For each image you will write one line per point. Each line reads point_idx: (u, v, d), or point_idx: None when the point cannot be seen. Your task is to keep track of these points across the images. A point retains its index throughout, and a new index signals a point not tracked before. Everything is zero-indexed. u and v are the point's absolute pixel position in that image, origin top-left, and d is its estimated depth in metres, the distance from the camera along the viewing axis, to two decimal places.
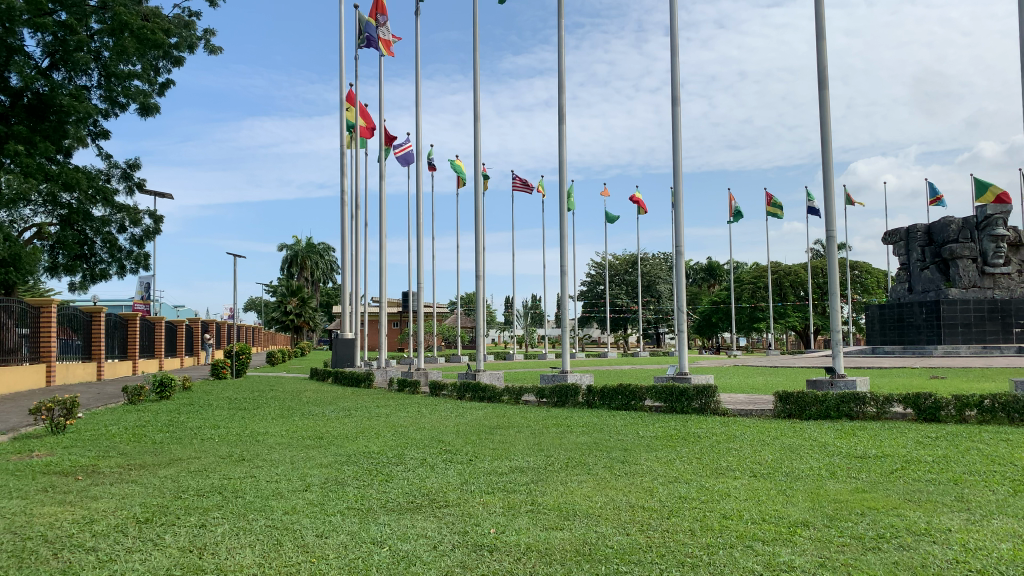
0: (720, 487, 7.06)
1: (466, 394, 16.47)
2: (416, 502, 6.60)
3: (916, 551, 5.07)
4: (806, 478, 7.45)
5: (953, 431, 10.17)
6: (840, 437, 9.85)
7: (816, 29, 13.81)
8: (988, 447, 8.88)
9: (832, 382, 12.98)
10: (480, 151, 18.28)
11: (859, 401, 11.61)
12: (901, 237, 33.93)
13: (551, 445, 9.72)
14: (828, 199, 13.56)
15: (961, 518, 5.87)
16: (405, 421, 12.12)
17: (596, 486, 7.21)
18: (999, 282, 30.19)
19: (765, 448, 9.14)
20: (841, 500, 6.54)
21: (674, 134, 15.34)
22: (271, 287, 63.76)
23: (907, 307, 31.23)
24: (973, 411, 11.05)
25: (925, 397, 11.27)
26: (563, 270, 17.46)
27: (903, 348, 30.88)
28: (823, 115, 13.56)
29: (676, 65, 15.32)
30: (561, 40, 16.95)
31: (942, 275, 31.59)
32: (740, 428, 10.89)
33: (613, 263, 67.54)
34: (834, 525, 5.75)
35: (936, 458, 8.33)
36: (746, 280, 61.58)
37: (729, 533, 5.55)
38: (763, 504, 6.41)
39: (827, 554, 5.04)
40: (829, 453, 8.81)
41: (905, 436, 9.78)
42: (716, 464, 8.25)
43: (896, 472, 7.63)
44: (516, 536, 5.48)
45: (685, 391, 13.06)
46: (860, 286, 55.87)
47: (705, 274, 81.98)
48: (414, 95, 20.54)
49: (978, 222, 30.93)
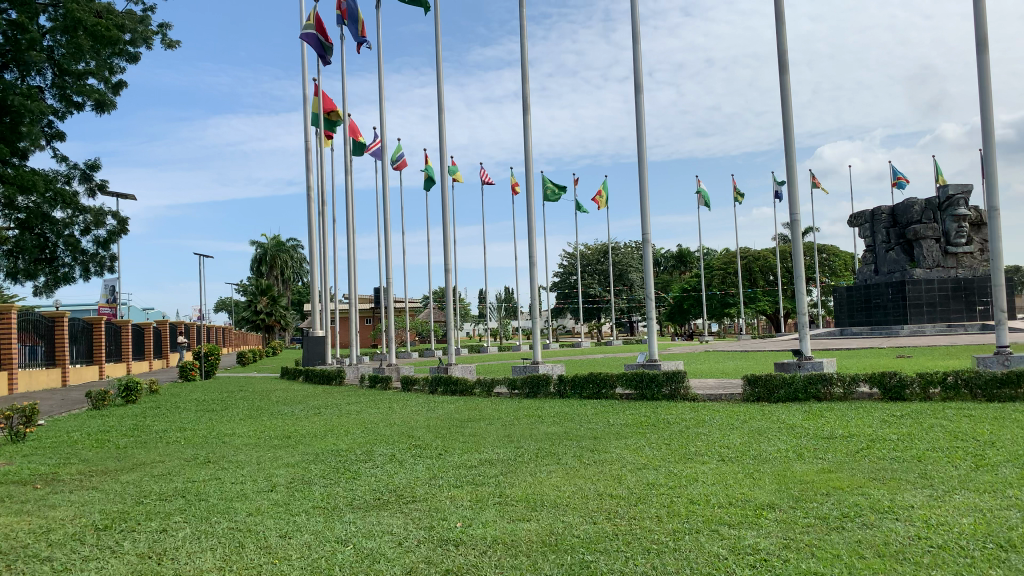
0: (688, 472, 7.09)
1: (438, 389, 16.41)
2: (383, 498, 6.54)
3: (879, 529, 5.10)
4: (773, 460, 7.50)
5: (917, 408, 10.31)
6: (807, 418, 9.95)
7: (775, 15, 13.88)
8: (951, 423, 9.02)
9: (799, 364, 13.05)
10: (446, 144, 18.16)
11: (826, 381, 11.73)
12: (867, 219, 34.35)
13: (522, 436, 9.71)
14: (791, 183, 13.64)
15: (924, 495, 5.93)
16: (375, 417, 12.05)
17: (564, 476, 7.21)
18: (962, 261, 30.33)
19: (733, 432, 9.21)
20: (807, 480, 6.58)
21: (639, 123, 15.33)
22: (241, 287, 62.96)
23: (875, 288, 31.71)
24: (937, 389, 11.21)
25: (890, 376, 11.40)
26: (532, 261, 17.46)
27: (870, 329, 31.27)
28: (785, 101, 13.62)
29: (638, 53, 15.31)
30: (523, 30, 16.90)
31: (907, 256, 31.98)
32: (708, 412, 10.94)
33: (585, 253, 67.64)
34: (800, 506, 5.77)
35: (901, 436, 8.42)
36: (716, 266, 62.02)
37: (696, 518, 5.54)
38: (731, 487, 6.43)
39: (791, 535, 5.06)
40: (796, 434, 8.88)
41: (871, 415, 9.89)
42: (684, 449, 8.29)
43: (862, 452, 7.71)
44: (482, 529, 5.43)
45: (655, 377, 13.10)
46: (828, 269, 56.57)
47: (676, 262, 82.82)
48: (378, 89, 20.34)
49: (941, 202, 31.31)
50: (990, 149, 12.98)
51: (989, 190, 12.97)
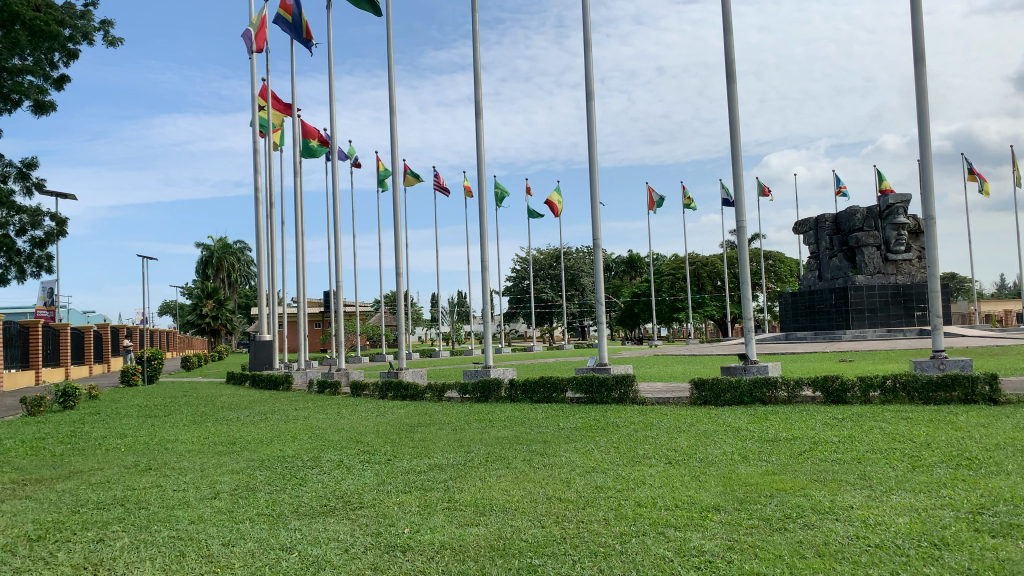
0: (636, 475, 7.16)
1: (388, 394, 16.28)
2: (330, 505, 6.45)
3: (820, 529, 5.22)
4: (719, 463, 7.62)
5: (858, 411, 10.58)
6: (752, 421, 10.13)
7: (724, 26, 14.14)
8: (890, 425, 9.27)
9: (745, 368, 13.28)
10: (397, 147, 18.06)
11: (770, 385, 11.96)
12: (811, 227, 35.15)
13: (472, 441, 9.68)
14: (738, 191, 13.89)
15: (864, 495, 6.09)
16: (323, 423, 11.90)
17: (514, 480, 7.22)
18: (901, 268, 31.52)
19: (680, 435, 9.34)
20: (751, 482, 6.70)
21: (590, 129, 15.46)
22: (187, 290, 61.61)
23: (818, 294, 32.46)
24: (876, 392, 11.51)
25: (832, 380, 11.69)
26: (484, 265, 17.46)
27: (814, 334, 31.99)
28: (732, 111, 13.88)
29: (589, 60, 15.44)
30: (476, 34, 16.91)
31: (849, 263, 32.82)
32: (657, 415, 11.07)
33: (537, 257, 67.91)
34: (744, 507, 5.87)
35: (842, 438, 8.64)
36: (666, 271, 62.86)
37: (643, 521, 5.60)
38: (677, 490, 6.52)
39: (734, 536, 5.15)
40: (741, 437, 9.05)
41: (814, 418, 10.11)
42: (633, 452, 8.38)
43: (804, 454, 7.88)
44: (430, 535, 5.39)
45: (605, 381, 13.20)
46: (774, 275, 57.84)
47: (626, 267, 83.70)
48: (329, 90, 20.14)
49: (881, 211, 32.32)
50: (926, 160, 13.41)
51: (926, 199, 13.39)
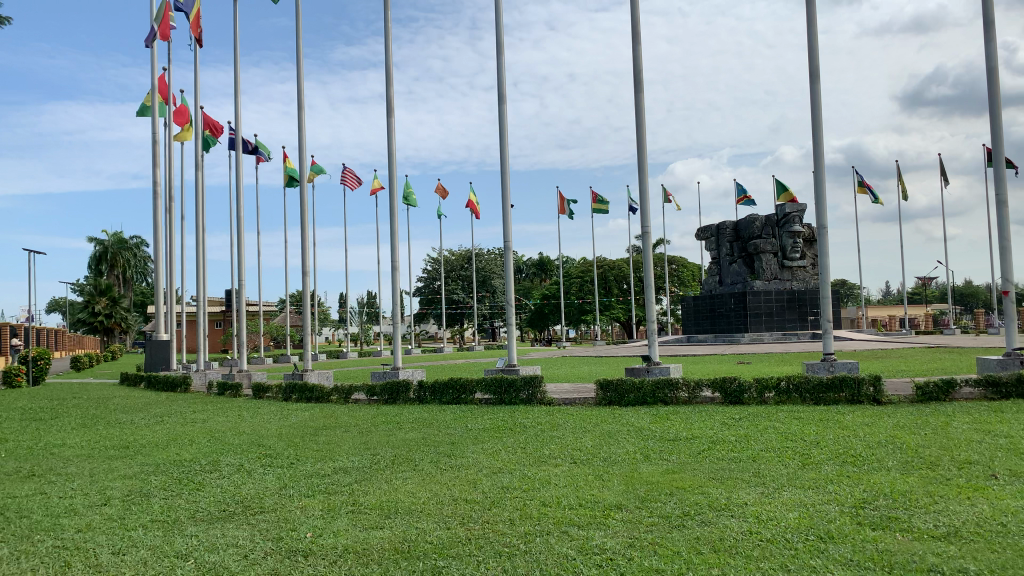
0: (541, 475, 7.24)
1: (292, 395, 15.90)
2: (229, 510, 6.27)
3: (715, 526, 5.42)
4: (622, 462, 7.79)
5: (754, 412, 11.00)
6: (654, 421, 10.40)
7: (633, 36, 14.46)
8: (783, 425, 9.70)
9: (648, 369, 13.63)
10: (305, 144, 17.69)
11: (673, 386, 12.32)
12: (713, 233, 36.34)
13: (378, 443, 9.58)
14: (645, 197, 14.24)
15: (757, 492, 6.35)
16: (223, 426, 11.52)
17: (420, 482, 7.18)
18: (796, 274, 33.01)
19: (586, 435, 9.50)
20: (653, 481, 6.89)
21: (501, 132, 15.54)
22: (77, 286, 58.50)
23: (718, 298, 33.59)
24: (771, 393, 12.01)
25: (731, 381, 12.14)
26: (393, 265, 17.30)
27: (714, 337, 33.09)
28: (639, 119, 14.22)
29: (502, 63, 15.52)
30: (388, 32, 16.75)
31: (748, 268, 34.12)
32: (563, 416, 11.22)
33: (448, 258, 67.73)
34: (645, 506, 6.03)
35: (738, 437, 8.98)
36: (575, 274, 63.82)
37: (547, 520, 5.67)
38: (581, 489, 6.63)
39: (635, 534, 5.28)
40: (644, 436, 9.28)
41: (713, 418, 10.46)
42: (539, 452, 8.46)
43: (703, 452, 8.16)
44: (332, 539, 5.31)
45: (513, 382, 13.30)
46: (678, 279, 59.63)
47: (536, 269, 84.50)
48: (233, 83, 19.55)
49: (778, 219, 33.79)
50: (820, 172, 14.09)
51: (819, 209, 14.07)
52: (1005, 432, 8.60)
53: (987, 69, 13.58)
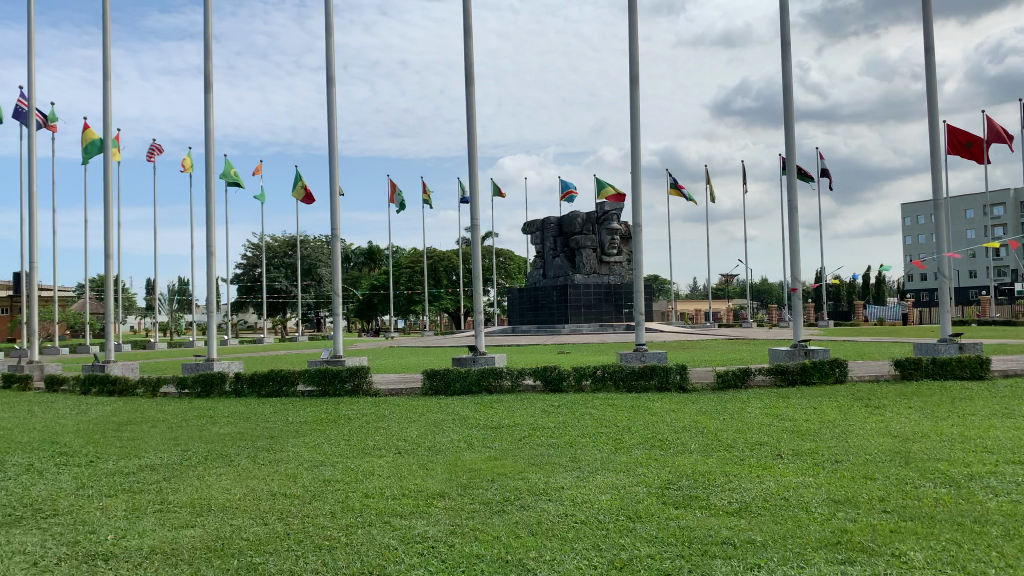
0: (365, 467, 7.17)
1: (92, 389, 14.68)
2: (17, 514, 5.71)
3: (533, 510, 5.61)
4: (445, 451, 7.88)
5: (573, 399, 11.48)
6: (478, 410, 10.59)
7: (464, 29, 14.57)
8: (599, 411, 10.20)
9: (473, 358, 13.85)
10: (110, 115, 16.35)
11: (497, 375, 12.60)
12: (538, 228, 37.40)
13: (190, 438, 9.06)
14: (474, 190, 14.42)
15: (573, 476, 6.65)
16: (9, 423, 10.43)
17: (236, 477, 6.89)
18: (613, 269, 34.68)
19: (410, 425, 9.50)
20: (475, 468, 7.02)
21: (329, 116, 15.15)
22: None
23: (541, 291, 34.67)
24: (588, 381, 12.58)
25: (551, 369, 12.58)
26: (209, 250, 16.39)
27: (537, 328, 34.13)
28: (469, 111, 14.37)
29: (331, 45, 15.12)
30: (207, 2, 15.81)
31: (570, 263, 35.46)
32: (388, 407, 11.15)
33: (271, 244, 65.09)
34: (467, 493, 6.14)
35: (557, 424, 9.35)
36: (403, 264, 63.49)
37: (369, 512, 5.64)
38: (405, 479, 6.64)
39: (457, 521, 5.37)
40: (469, 425, 9.44)
41: (534, 406, 10.82)
42: (362, 444, 8.37)
43: (524, 440, 8.42)
44: (138, 540, 4.99)
45: (337, 373, 13.04)
46: (505, 271, 61.01)
47: (364, 259, 83.13)
48: (25, 42, 17.70)
49: (598, 216, 35.34)
50: (636, 172, 14.89)
51: (636, 208, 14.88)
52: (789, 416, 9.56)
53: (783, 86, 14.96)
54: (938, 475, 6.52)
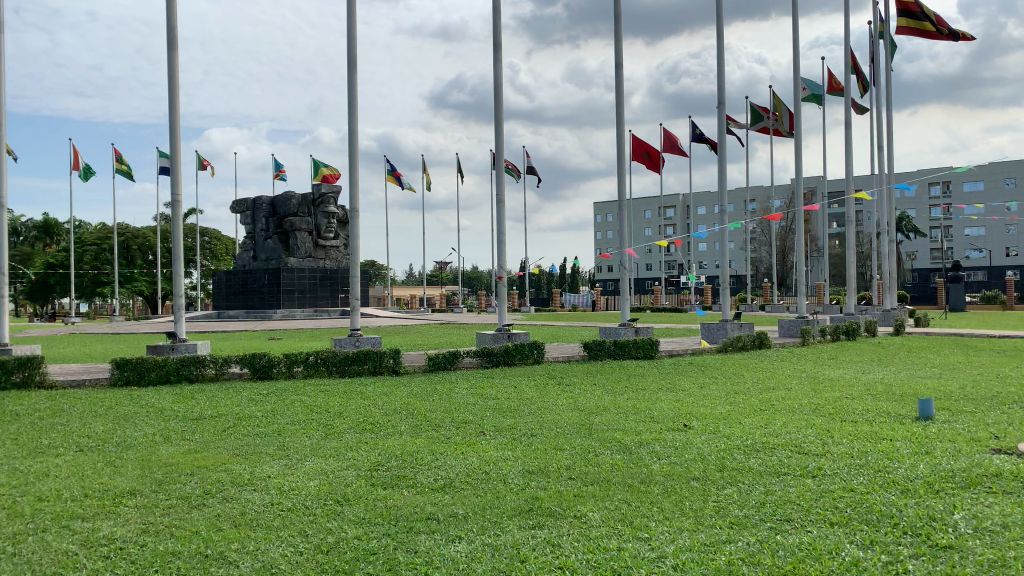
0: (37, 467, 6.37)
1: None
2: None
3: (237, 501, 5.41)
4: (137, 446, 7.26)
5: (282, 386, 11.16)
6: (177, 401, 9.88)
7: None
8: (310, 398, 10.04)
9: (173, 346, 12.88)
10: None
11: (199, 363, 11.84)
12: (248, 207, 35.59)
13: None
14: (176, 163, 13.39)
15: (280, 464, 6.49)
16: None
17: None
18: (328, 253, 34.17)
19: (96, 420, 8.60)
20: (171, 463, 6.57)
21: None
22: None
23: (252, 273, 33.12)
24: (299, 367, 12.29)
25: (259, 356, 12.10)
26: None
27: (246, 312, 32.57)
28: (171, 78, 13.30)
29: None
30: None
31: (283, 245, 34.28)
32: (68, 400, 9.97)
33: None
34: (162, 489, 5.74)
35: (265, 412, 9.05)
36: (89, 241, 56.86)
37: (43, 517, 5.05)
38: (87, 479, 6.02)
39: (150, 519, 5.00)
40: (165, 417, 8.78)
41: (239, 394, 10.35)
42: (35, 443, 7.41)
43: (227, 430, 8.03)
44: None
45: (3, 365, 11.37)
46: (210, 252, 57.37)
47: (38, 233, 72.98)
48: None
49: (314, 199, 34.52)
50: (353, 157, 14.84)
51: (352, 192, 14.82)
52: (492, 395, 10.17)
53: (494, 84, 15.77)
54: (616, 443, 7.38)
